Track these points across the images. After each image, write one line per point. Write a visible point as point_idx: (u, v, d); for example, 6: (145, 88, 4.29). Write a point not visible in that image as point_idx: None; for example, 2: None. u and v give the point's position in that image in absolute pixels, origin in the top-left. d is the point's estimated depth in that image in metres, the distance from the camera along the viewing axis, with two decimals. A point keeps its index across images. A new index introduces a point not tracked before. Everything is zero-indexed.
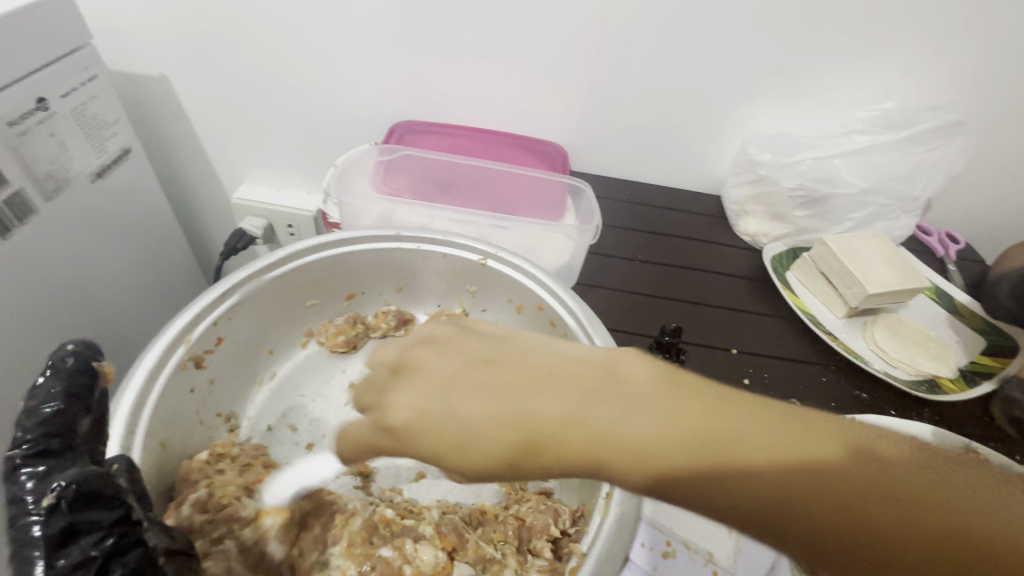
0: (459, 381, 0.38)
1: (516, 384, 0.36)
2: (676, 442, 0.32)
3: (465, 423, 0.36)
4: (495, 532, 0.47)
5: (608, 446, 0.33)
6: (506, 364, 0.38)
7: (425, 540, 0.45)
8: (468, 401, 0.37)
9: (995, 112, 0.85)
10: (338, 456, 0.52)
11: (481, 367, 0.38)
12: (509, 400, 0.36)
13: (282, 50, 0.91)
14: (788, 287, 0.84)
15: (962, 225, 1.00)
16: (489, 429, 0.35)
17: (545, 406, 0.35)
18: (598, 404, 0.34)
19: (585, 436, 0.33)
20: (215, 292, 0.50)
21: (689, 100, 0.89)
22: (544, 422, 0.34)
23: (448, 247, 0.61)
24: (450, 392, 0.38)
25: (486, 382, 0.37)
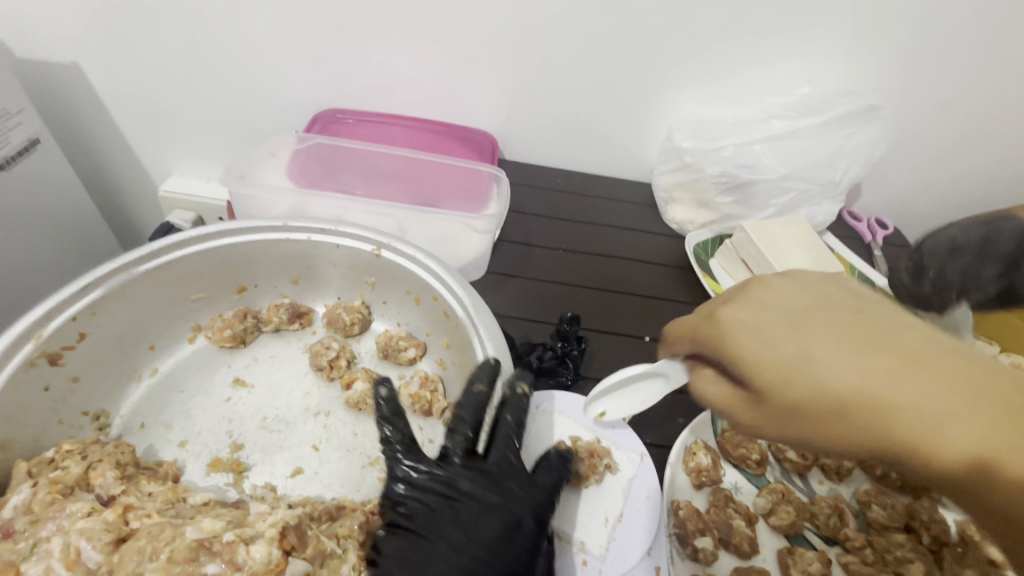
0: (759, 321, 0.38)
1: (819, 329, 0.35)
2: (937, 416, 0.31)
3: (765, 357, 0.36)
4: (341, 527, 0.44)
5: (962, 442, 0.30)
6: (821, 312, 0.37)
7: (261, 539, 0.39)
8: (789, 344, 0.36)
9: (914, 98, 0.85)
10: (214, 452, 0.50)
11: (757, 308, 0.38)
12: (877, 379, 0.33)
13: (197, 37, 0.88)
14: (709, 274, 0.84)
15: (891, 211, 1.01)
16: (798, 388, 0.35)
17: (867, 369, 0.33)
18: (951, 402, 0.31)
19: (940, 440, 0.31)
20: (74, 286, 0.48)
21: (614, 86, 0.88)
22: (854, 378, 0.33)
23: (340, 238, 0.59)
24: (738, 331, 0.38)
25: (827, 330, 0.36)
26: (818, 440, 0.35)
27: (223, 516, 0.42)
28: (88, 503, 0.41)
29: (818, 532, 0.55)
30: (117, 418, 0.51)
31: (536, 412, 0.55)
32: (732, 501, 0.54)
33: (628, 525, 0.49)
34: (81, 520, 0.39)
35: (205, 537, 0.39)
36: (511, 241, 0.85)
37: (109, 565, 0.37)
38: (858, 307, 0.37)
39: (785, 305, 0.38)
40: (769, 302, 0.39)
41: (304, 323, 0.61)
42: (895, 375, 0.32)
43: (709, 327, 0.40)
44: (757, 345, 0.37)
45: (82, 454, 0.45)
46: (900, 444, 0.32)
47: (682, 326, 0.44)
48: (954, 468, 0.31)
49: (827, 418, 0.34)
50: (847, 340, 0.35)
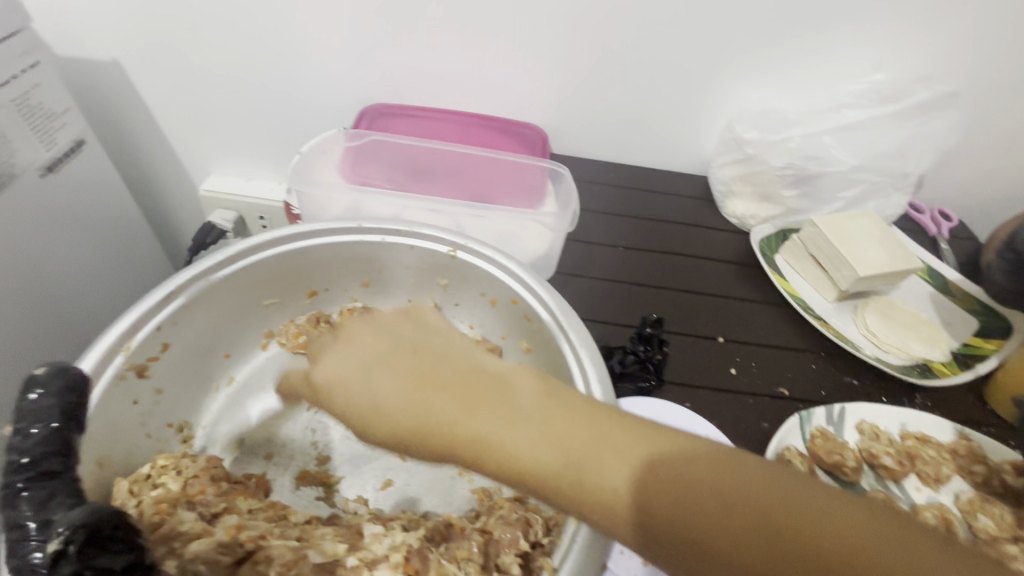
0: (379, 368, 0.42)
1: (454, 390, 0.40)
2: (535, 439, 0.37)
3: (388, 412, 0.41)
4: (459, 549, 0.41)
5: (551, 456, 0.36)
6: (413, 361, 0.43)
7: (384, 563, 0.38)
8: (401, 401, 0.40)
9: (989, 83, 0.81)
10: (301, 464, 0.49)
11: (392, 362, 0.43)
12: (419, 392, 0.40)
13: (240, 32, 0.85)
14: (776, 271, 0.81)
15: (956, 202, 0.97)
16: (447, 422, 0.39)
17: (469, 415, 0.38)
18: (481, 411, 0.39)
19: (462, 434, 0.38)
20: (157, 295, 0.46)
21: (671, 76, 0.85)
22: (429, 413, 0.39)
23: (415, 239, 0.57)
24: (379, 389, 0.42)
25: (409, 382, 0.41)
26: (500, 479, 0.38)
27: (337, 538, 0.41)
28: (199, 523, 0.39)
29: None
30: (200, 430, 0.50)
31: None
32: None
33: None
34: (194, 544, 0.38)
35: (326, 561, 0.38)
36: (570, 238, 0.82)
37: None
38: (402, 328, 0.46)
39: (392, 352, 0.44)
40: (361, 349, 0.45)
41: None
42: (559, 425, 0.37)
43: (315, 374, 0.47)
44: (373, 396, 0.41)
45: (177, 469, 0.44)
46: (566, 485, 0.35)
47: (341, 372, 0.45)
48: (654, 517, 0.33)
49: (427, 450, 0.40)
50: (449, 373, 0.41)
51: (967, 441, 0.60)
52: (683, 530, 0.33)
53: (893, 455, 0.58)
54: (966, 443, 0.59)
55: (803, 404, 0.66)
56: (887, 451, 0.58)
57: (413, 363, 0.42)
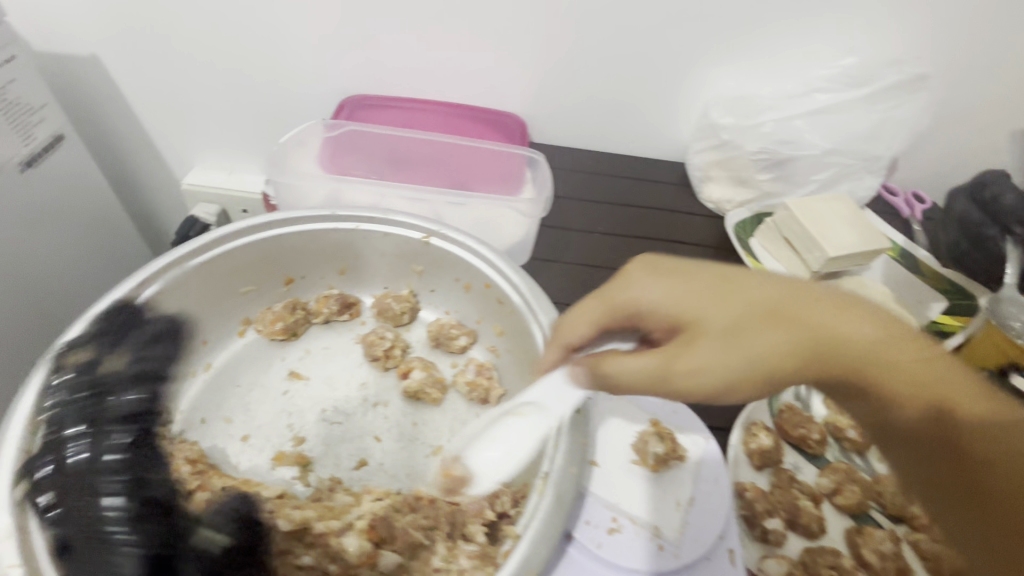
0: (662, 278, 0.45)
1: (706, 286, 0.43)
2: (829, 318, 0.42)
3: (707, 315, 0.42)
4: (426, 518, 0.44)
5: (861, 345, 0.41)
6: (699, 270, 0.45)
7: (351, 531, 0.43)
8: (714, 301, 0.43)
9: (959, 66, 0.82)
10: (277, 446, 0.50)
11: (688, 267, 0.46)
12: (677, 287, 0.44)
13: (218, 24, 0.85)
14: (750, 253, 0.82)
15: (929, 185, 0.99)
16: (739, 318, 0.41)
17: (787, 298, 0.42)
18: (709, 301, 0.43)
19: (687, 316, 0.43)
20: (131, 282, 0.47)
21: (647, 63, 0.86)
22: (734, 283, 0.43)
23: (389, 226, 0.58)
24: (681, 281, 0.44)
25: (706, 286, 0.44)
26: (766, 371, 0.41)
27: (306, 509, 0.45)
28: (177, 499, 0.42)
29: (883, 511, 0.54)
30: (177, 415, 0.51)
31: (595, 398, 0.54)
32: (796, 483, 0.54)
33: (704, 508, 0.47)
34: (168, 516, 0.41)
35: (295, 529, 0.43)
36: (547, 226, 0.84)
37: (201, 558, 0.40)
38: (660, 259, 0.47)
39: (688, 267, 0.46)
40: (663, 261, 0.47)
41: (353, 313, 0.60)
42: (809, 310, 0.42)
43: (619, 286, 0.46)
44: (660, 290, 0.44)
45: (157, 449, 0.46)
46: (847, 358, 0.41)
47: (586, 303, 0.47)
48: (940, 417, 0.38)
49: (761, 356, 0.41)
50: (716, 274, 0.44)
51: None
52: (907, 399, 0.39)
53: (857, 427, 0.58)
54: None
55: None
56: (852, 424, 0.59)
57: (675, 270, 0.45)
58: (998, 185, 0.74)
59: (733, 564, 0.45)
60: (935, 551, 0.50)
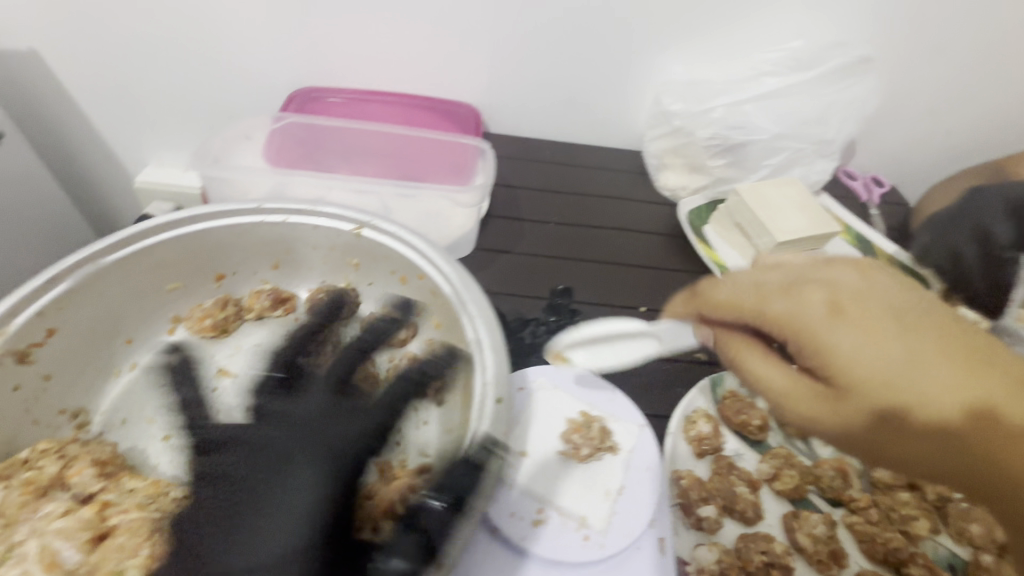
0: (846, 318, 0.41)
1: (896, 337, 0.40)
2: (983, 395, 0.38)
3: (868, 377, 0.40)
4: (333, 513, 0.44)
5: (1005, 434, 0.37)
6: (888, 321, 0.41)
7: (248, 531, 0.41)
8: (872, 354, 0.40)
9: (908, 48, 0.81)
10: (198, 445, 0.49)
11: (856, 297, 0.42)
12: (889, 343, 0.40)
13: (158, 17, 0.83)
14: (703, 240, 0.82)
15: (888, 167, 0.99)
16: (889, 382, 0.39)
17: (945, 378, 0.39)
18: (892, 363, 0.39)
19: (900, 396, 0.39)
20: (39, 280, 0.46)
21: (598, 50, 0.84)
22: (847, 345, 0.40)
23: (319, 219, 0.57)
24: (812, 310, 0.42)
25: (887, 332, 0.40)
26: (912, 421, 0.39)
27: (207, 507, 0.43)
28: (65, 504, 0.41)
29: (823, 495, 0.54)
30: (97, 416, 0.50)
31: (532, 388, 0.53)
32: (734, 469, 0.53)
33: (633, 495, 0.47)
34: (57, 520, 0.39)
35: (182, 534, 0.41)
36: (499, 216, 0.82)
37: (88, 565, 0.38)
38: (857, 288, 0.44)
39: (858, 297, 0.42)
40: (855, 294, 0.43)
41: (287, 309, 0.59)
42: (976, 381, 0.39)
43: (792, 308, 0.43)
44: (850, 340, 0.40)
45: (58, 452, 0.45)
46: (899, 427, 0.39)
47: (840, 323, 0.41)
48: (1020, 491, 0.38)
49: (890, 429, 0.39)
50: (895, 320, 0.41)
51: None
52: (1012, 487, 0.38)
53: None
54: None
55: None
56: None
57: (862, 310, 0.41)
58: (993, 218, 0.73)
59: (663, 552, 0.44)
60: (869, 533, 0.51)
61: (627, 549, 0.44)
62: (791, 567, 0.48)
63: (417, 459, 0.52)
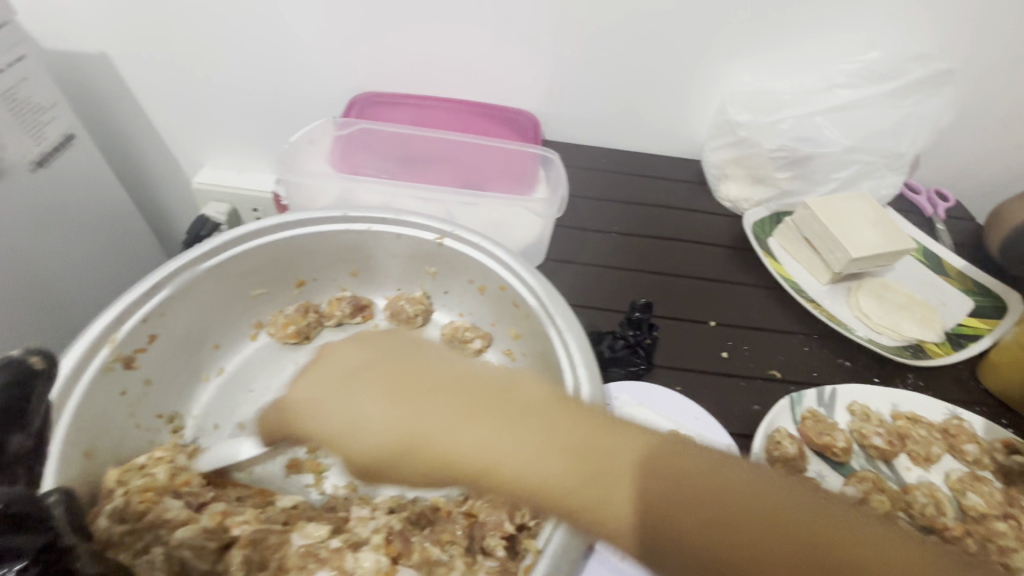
0: (374, 385, 0.38)
1: (424, 388, 0.37)
2: (516, 453, 0.34)
3: (410, 429, 0.36)
4: (443, 532, 0.43)
5: (683, 478, 0.33)
6: (406, 375, 0.38)
7: (368, 546, 0.41)
8: (500, 442, 0.34)
9: (985, 60, 0.79)
10: (290, 453, 0.49)
11: (425, 384, 0.37)
12: (393, 398, 0.36)
13: (227, 23, 0.84)
14: (769, 253, 0.80)
15: (955, 182, 0.96)
16: (430, 426, 0.35)
17: (478, 424, 0.35)
18: (431, 406, 0.36)
19: (437, 448, 0.35)
20: (143, 286, 0.46)
21: (662, 59, 0.83)
22: (436, 412, 0.35)
23: (402, 228, 0.57)
24: (316, 388, 0.39)
25: (403, 382, 0.37)
26: (607, 539, 0.33)
27: (322, 520, 0.43)
28: (185, 512, 0.41)
29: (913, 522, 0.54)
30: (191, 420, 0.51)
31: (615, 404, 0.57)
32: None
33: None
34: (180, 532, 0.40)
35: (310, 544, 0.41)
36: (560, 225, 0.82)
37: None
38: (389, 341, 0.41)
39: (410, 373, 0.38)
40: (412, 355, 0.39)
41: (365, 316, 0.60)
42: (529, 426, 0.35)
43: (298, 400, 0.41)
44: (312, 398, 0.38)
45: (171, 459, 0.46)
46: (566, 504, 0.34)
47: (357, 383, 0.38)
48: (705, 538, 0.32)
49: (739, 509, 0.32)
50: (428, 377, 0.38)
51: (959, 421, 0.60)
52: (685, 538, 0.32)
53: (883, 434, 0.58)
54: (958, 423, 0.60)
55: (794, 385, 0.66)
56: (877, 431, 0.59)
57: (389, 371, 0.38)
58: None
59: None
60: None
61: None
62: None
63: None
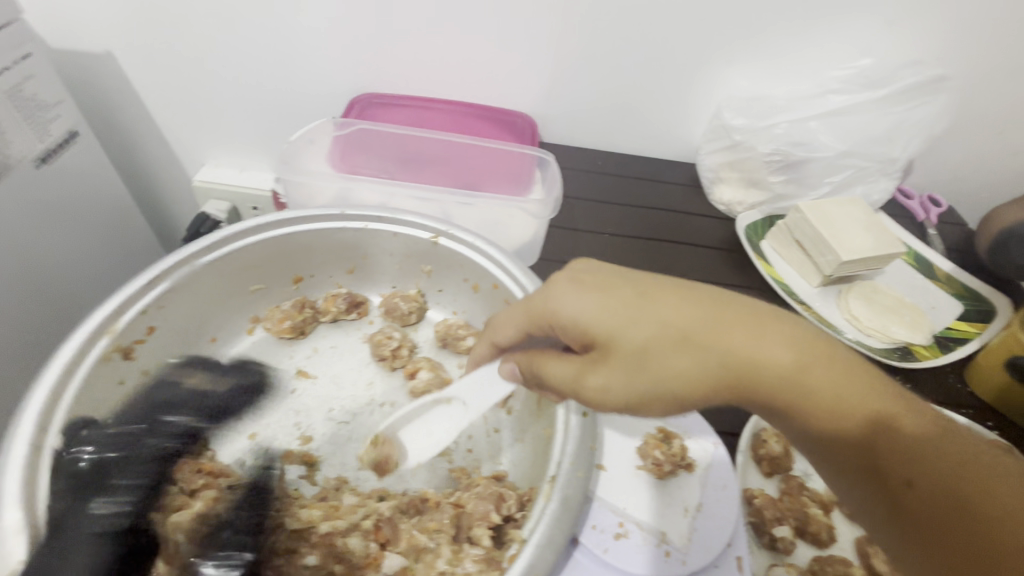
0: (654, 295, 0.41)
1: (666, 296, 0.41)
2: (801, 363, 0.38)
3: (621, 331, 0.40)
4: (431, 520, 0.45)
5: (851, 409, 0.37)
6: (636, 285, 0.42)
7: (359, 531, 0.45)
8: (760, 346, 0.39)
9: (977, 69, 0.80)
10: (285, 444, 0.50)
11: (669, 292, 0.41)
12: (627, 299, 0.41)
13: (230, 24, 0.85)
14: (761, 256, 0.82)
15: (948, 188, 0.97)
16: (660, 332, 0.39)
17: (722, 330, 0.39)
18: (677, 308, 0.40)
19: (677, 343, 0.39)
20: (142, 279, 0.48)
21: (659, 64, 0.84)
22: (676, 318, 0.40)
23: (398, 226, 0.58)
24: (616, 296, 0.41)
25: (634, 292, 0.42)
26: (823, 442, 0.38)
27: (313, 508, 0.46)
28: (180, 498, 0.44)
29: None
30: None
31: None
32: (805, 490, 0.53)
33: (710, 513, 0.47)
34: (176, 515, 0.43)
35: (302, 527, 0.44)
36: (556, 226, 0.83)
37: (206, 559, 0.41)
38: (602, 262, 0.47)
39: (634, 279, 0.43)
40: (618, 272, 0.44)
41: (361, 312, 0.60)
42: (769, 341, 0.39)
43: (542, 294, 0.44)
44: (596, 302, 0.41)
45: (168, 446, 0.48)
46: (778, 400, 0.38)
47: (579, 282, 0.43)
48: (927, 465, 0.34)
49: (955, 456, 0.34)
50: (666, 288, 0.42)
51: None
52: (911, 460, 0.35)
53: None
54: None
55: None
56: None
57: (617, 282, 0.42)
58: None
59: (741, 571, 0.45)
60: None
61: (706, 568, 0.44)
62: None
63: (489, 465, 0.52)
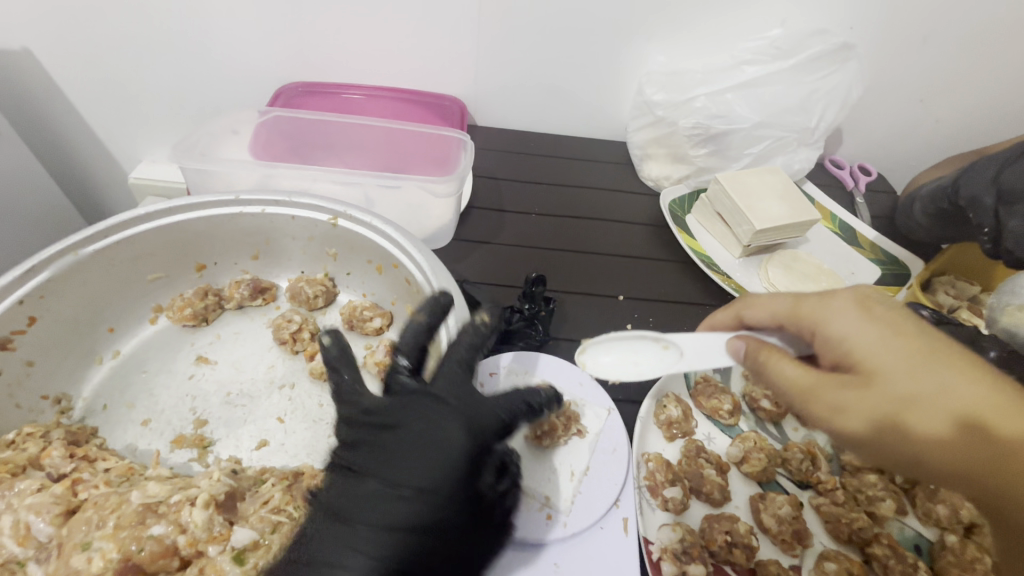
0: (939, 356, 0.40)
1: (921, 347, 0.41)
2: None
3: (898, 371, 0.40)
4: (283, 498, 0.44)
5: None
6: (911, 335, 0.41)
7: (199, 504, 0.42)
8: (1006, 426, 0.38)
9: (891, 36, 0.81)
10: (177, 429, 0.51)
11: (947, 357, 0.40)
12: (889, 340, 0.41)
13: (146, 16, 0.84)
14: (685, 229, 0.83)
15: (876, 156, 0.98)
16: (907, 380, 0.39)
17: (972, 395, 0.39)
18: (929, 365, 0.40)
19: (911, 392, 0.39)
20: (17, 270, 0.47)
21: (580, 42, 0.84)
22: (928, 376, 0.39)
23: (295, 209, 0.58)
24: (885, 342, 0.41)
25: (911, 341, 0.41)
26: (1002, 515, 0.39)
27: (169, 485, 0.44)
28: (38, 480, 0.43)
29: (791, 477, 0.55)
30: (79, 401, 0.51)
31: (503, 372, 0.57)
32: (703, 452, 0.53)
33: (596, 477, 0.50)
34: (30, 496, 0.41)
35: (149, 502, 0.42)
36: (481, 207, 0.83)
37: (58, 537, 0.40)
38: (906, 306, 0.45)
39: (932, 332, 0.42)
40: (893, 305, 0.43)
41: (267, 298, 0.60)
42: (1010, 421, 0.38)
43: (817, 303, 0.44)
44: (856, 329, 0.42)
45: (43, 436, 0.46)
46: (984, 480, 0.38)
47: (869, 304, 0.43)
48: None
49: None
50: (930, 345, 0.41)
51: None
52: None
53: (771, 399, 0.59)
54: None
55: None
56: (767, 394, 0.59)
57: (906, 325, 0.42)
58: (975, 174, 0.67)
59: (626, 532, 0.47)
60: (834, 513, 0.51)
61: (590, 529, 0.47)
62: (755, 546, 0.48)
63: None
